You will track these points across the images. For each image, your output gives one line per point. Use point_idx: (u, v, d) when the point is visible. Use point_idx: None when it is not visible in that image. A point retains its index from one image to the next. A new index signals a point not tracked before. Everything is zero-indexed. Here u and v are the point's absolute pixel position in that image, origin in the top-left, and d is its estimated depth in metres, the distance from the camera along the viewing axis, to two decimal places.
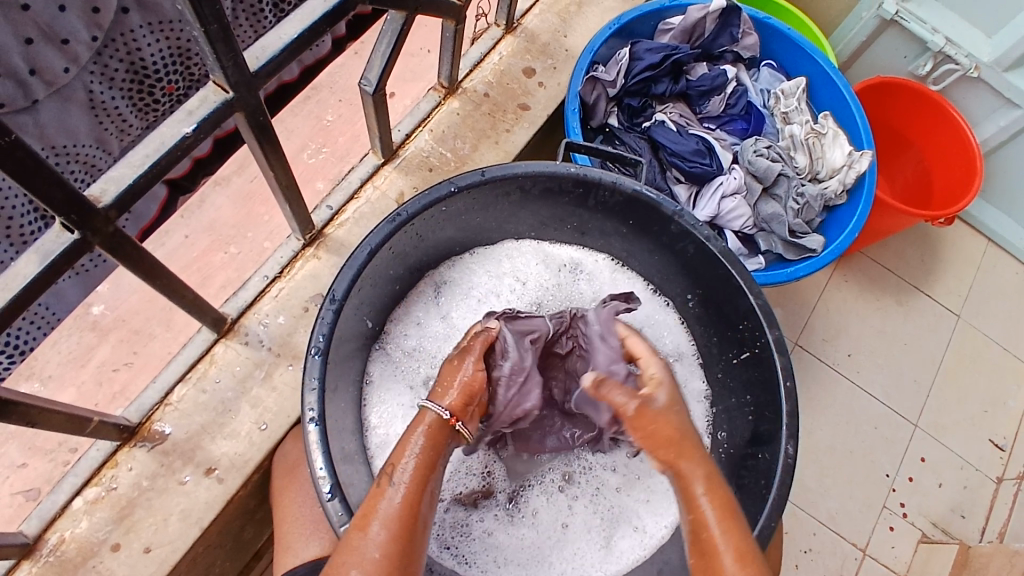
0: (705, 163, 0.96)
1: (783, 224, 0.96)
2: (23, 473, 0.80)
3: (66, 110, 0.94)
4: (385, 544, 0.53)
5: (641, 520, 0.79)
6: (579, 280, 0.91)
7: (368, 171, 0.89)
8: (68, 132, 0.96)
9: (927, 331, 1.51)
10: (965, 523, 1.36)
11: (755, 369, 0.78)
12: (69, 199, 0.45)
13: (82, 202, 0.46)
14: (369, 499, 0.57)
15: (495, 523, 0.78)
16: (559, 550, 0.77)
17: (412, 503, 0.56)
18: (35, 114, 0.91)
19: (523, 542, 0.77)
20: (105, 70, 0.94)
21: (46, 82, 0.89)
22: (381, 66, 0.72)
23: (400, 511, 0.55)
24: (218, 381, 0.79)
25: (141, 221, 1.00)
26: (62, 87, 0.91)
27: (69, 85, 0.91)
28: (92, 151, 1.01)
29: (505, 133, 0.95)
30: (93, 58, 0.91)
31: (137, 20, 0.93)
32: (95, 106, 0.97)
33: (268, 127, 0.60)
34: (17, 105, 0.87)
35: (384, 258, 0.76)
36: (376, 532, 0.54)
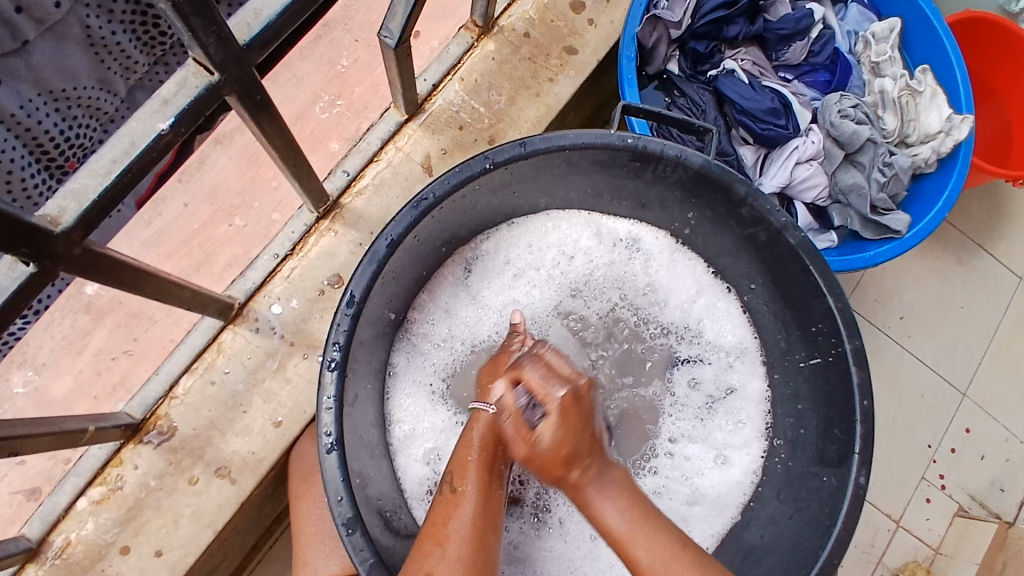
0: (781, 124, 0.83)
1: (864, 197, 0.84)
2: (21, 470, 0.75)
3: (63, 49, 0.83)
4: (463, 556, 0.53)
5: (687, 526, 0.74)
6: (633, 260, 0.80)
7: (390, 130, 0.77)
8: (68, 75, 0.85)
9: (987, 294, 1.39)
10: (1002, 497, 1.31)
11: (828, 379, 0.68)
12: (17, 228, 0.38)
13: (33, 227, 0.39)
14: (438, 512, 0.56)
15: (522, 536, 0.72)
16: (594, 561, 0.72)
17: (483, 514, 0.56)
18: (26, 57, 0.80)
19: (553, 554, 0.72)
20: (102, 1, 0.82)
21: (35, 19, 0.77)
22: (406, 14, 0.59)
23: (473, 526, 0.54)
24: (227, 372, 0.71)
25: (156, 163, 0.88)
26: (55, 24, 0.80)
27: (62, 21, 0.80)
28: (98, 93, 0.91)
29: (549, 83, 0.81)
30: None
31: None
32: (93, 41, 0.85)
33: (269, 105, 0.51)
34: (5, 46, 0.77)
35: (409, 246, 0.66)
36: (454, 551, 0.53)
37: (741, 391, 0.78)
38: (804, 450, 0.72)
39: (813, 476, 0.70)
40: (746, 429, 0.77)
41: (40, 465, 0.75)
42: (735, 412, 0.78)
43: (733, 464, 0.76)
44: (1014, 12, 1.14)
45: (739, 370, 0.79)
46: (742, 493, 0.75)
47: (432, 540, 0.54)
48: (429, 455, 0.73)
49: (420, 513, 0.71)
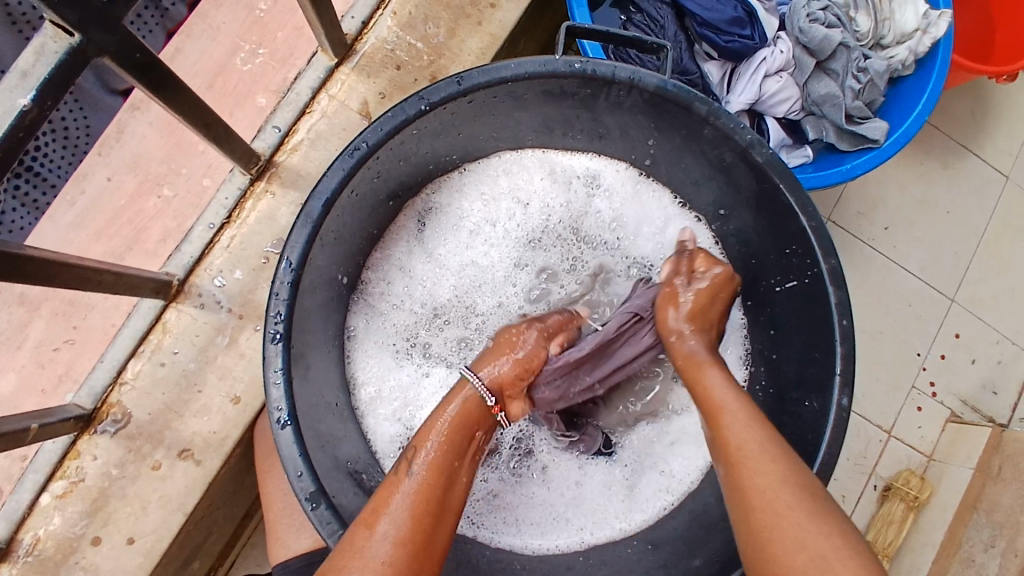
0: (746, 35, 0.76)
1: (839, 106, 0.78)
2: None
3: None
4: (398, 538, 0.45)
5: (669, 463, 0.72)
6: (594, 196, 0.76)
7: (320, 77, 0.71)
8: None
9: (974, 195, 1.35)
10: (996, 400, 1.31)
11: (804, 302, 0.65)
12: None
13: None
14: (383, 488, 0.49)
15: (500, 487, 0.70)
16: (577, 504, 0.71)
17: (429, 496, 0.48)
18: None
19: (534, 500, 0.70)
20: None
21: None
22: None
23: (415, 503, 0.47)
24: (177, 352, 0.68)
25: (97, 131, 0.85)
26: None
27: None
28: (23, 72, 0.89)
29: (490, 9, 0.74)
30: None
31: None
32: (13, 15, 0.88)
33: (157, 61, 0.45)
34: None
35: (347, 205, 0.61)
36: (388, 526, 0.46)
37: None
38: (784, 378, 0.70)
39: (795, 403, 0.67)
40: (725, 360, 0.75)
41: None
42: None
43: None
44: None
45: None
46: None
47: (365, 518, 0.47)
48: (398, 416, 0.71)
49: None
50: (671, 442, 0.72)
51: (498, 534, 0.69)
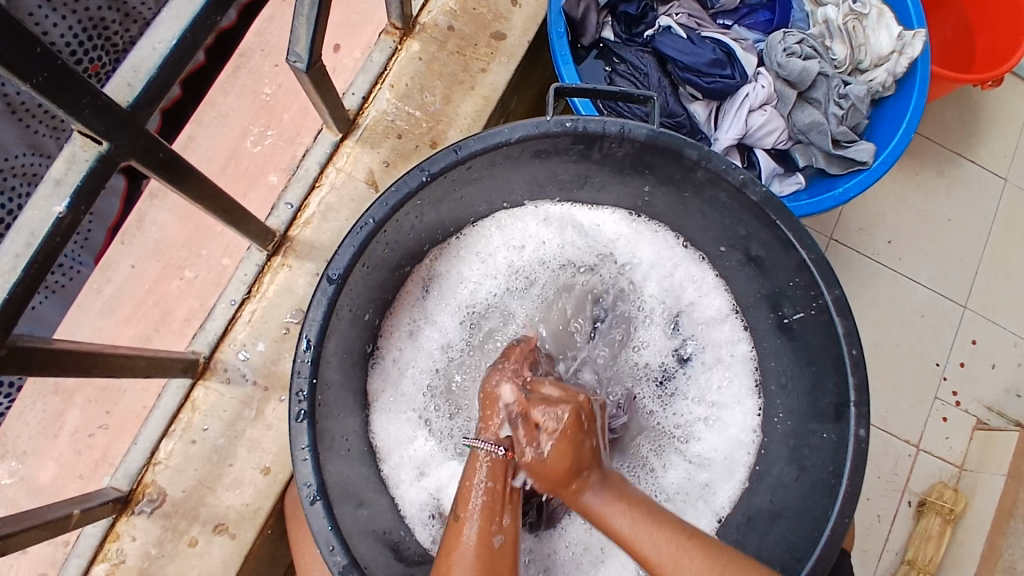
0: (726, 74, 0.80)
1: (824, 133, 0.81)
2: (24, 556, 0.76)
3: None
4: None
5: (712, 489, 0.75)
6: (590, 244, 0.79)
7: (327, 152, 0.75)
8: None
9: (972, 202, 1.37)
10: (1022, 404, 1.30)
11: (812, 330, 0.67)
12: None
13: None
14: (446, 542, 0.54)
15: (549, 542, 0.72)
16: None
17: (489, 541, 0.53)
18: None
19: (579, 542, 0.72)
20: None
21: None
22: (311, 35, 0.57)
23: (479, 550, 0.52)
24: (207, 429, 0.70)
25: (106, 220, 0.81)
26: None
27: None
28: (30, 157, 0.94)
29: (481, 74, 0.78)
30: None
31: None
32: (15, 108, 0.90)
33: (177, 159, 0.49)
34: None
35: (360, 277, 0.64)
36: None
37: (731, 354, 0.77)
38: (801, 403, 0.71)
39: (814, 432, 0.69)
40: (735, 388, 0.77)
41: (42, 550, 0.76)
42: (716, 366, 0.77)
43: (730, 424, 0.76)
44: None
45: (723, 337, 0.78)
46: (747, 453, 0.75)
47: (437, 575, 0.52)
48: (422, 479, 0.72)
49: (424, 536, 0.70)
50: (706, 488, 0.75)
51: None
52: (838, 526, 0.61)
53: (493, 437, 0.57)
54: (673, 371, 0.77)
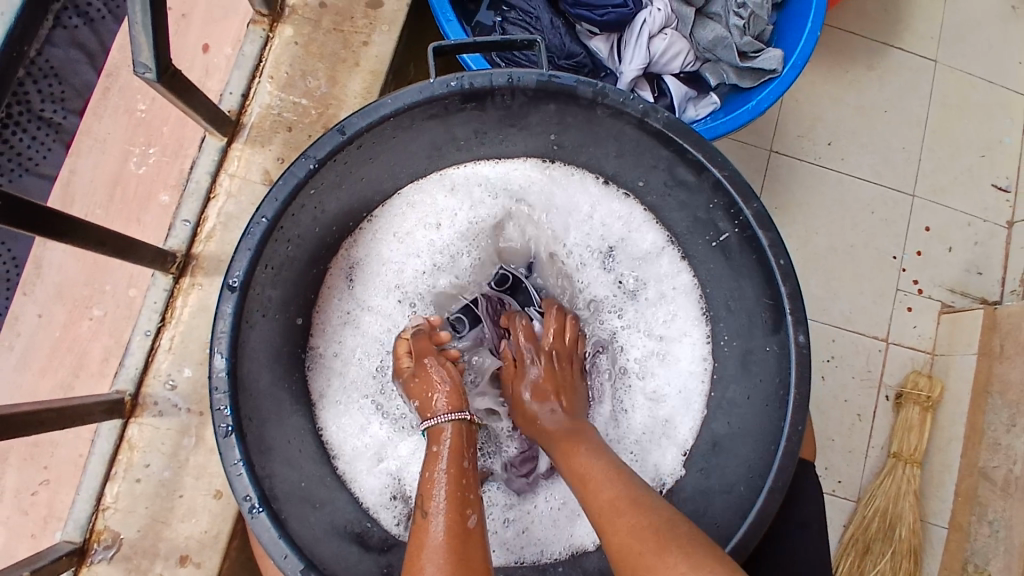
0: (618, 3, 0.76)
1: (729, 48, 0.78)
2: None
3: None
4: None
5: (675, 418, 0.75)
6: (508, 202, 0.78)
7: (215, 160, 0.71)
8: None
9: (907, 88, 1.35)
10: (982, 280, 1.30)
11: (742, 248, 0.66)
12: None
13: None
14: (416, 538, 0.53)
15: (523, 502, 0.72)
16: None
17: (457, 525, 0.53)
18: None
19: (554, 502, 0.72)
20: None
21: None
22: (152, 42, 0.52)
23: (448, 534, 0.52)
24: (149, 465, 0.68)
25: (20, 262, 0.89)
26: None
27: None
28: None
29: (364, 47, 0.74)
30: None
31: None
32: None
33: (18, 200, 0.46)
34: None
35: (267, 280, 0.61)
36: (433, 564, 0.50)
37: (672, 284, 0.76)
38: (742, 324, 0.70)
39: (758, 349, 0.68)
40: (682, 318, 0.76)
41: None
42: (659, 300, 0.76)
43: (682, 354, 0.76)
44: None
45: (661, 270, 0.76)
46: (702, 382, 0.74)
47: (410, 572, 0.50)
48: (379, 467, 0.71)
49: (390, 522, 0.69)
50: (666, 421, 0.75)
51: (525, 541, 0.71)
52: (792, 439, 0.60)
53: (446, 411, 0.62)
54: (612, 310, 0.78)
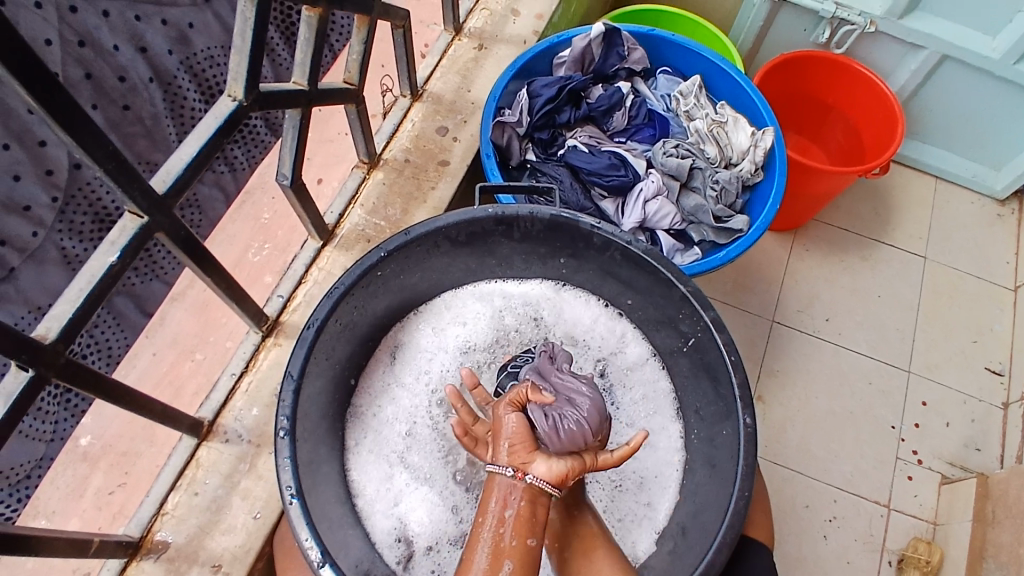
0: (621, 174, 1.03)
1: (707, 212, 1.02)
2: None
3: (45, 269, 1.28)
4: None
5: (649, 499, 0.86)
6: (523, 312, 0.97)
7: (311, 256, 0.95)
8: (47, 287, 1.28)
9: (896, 276, 1.54)
10: (981, 456, 1.36)
11: (706, 350, 0.82)
12: (22, 341, 0.53)
13: (30, 340, 0.54)
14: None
15: None
16: None
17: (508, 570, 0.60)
18: (16, 278, 1.25)
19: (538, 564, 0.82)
20: (72, 225, 1.30)
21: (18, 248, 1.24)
22: (293, 158, 0.79)
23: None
24: (207, 482, 0.83)
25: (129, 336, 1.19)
26: (35, 250, 1.26)
27: (41, 248, 1.27)
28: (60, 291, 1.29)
29: (431, 190, 1.01)
30: (55, 218, 1.26)
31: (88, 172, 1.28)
32: (69, 259, 1.31)
33: (193, 239, 0.68)
34: None
35: (334, 332, 0.81)
36: None
37: (654, 390, 0.92)
38: (709, 417, 0.84)
39: (718, 435, 0.81)
40: (661, 416, 0.90)
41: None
42: (642, 399, 0.92)
43: (658, 447, 0.89)
44: (824, 41, 1.51)
45: (644, 376, 0.93)
46: (675, 471, 0.87)
47: None
48: (391, 513, 0.83)
49: (392, 559, 0.81)
50: (617, 487, 0.87)
51: None
52: (739, 502, 0.72)
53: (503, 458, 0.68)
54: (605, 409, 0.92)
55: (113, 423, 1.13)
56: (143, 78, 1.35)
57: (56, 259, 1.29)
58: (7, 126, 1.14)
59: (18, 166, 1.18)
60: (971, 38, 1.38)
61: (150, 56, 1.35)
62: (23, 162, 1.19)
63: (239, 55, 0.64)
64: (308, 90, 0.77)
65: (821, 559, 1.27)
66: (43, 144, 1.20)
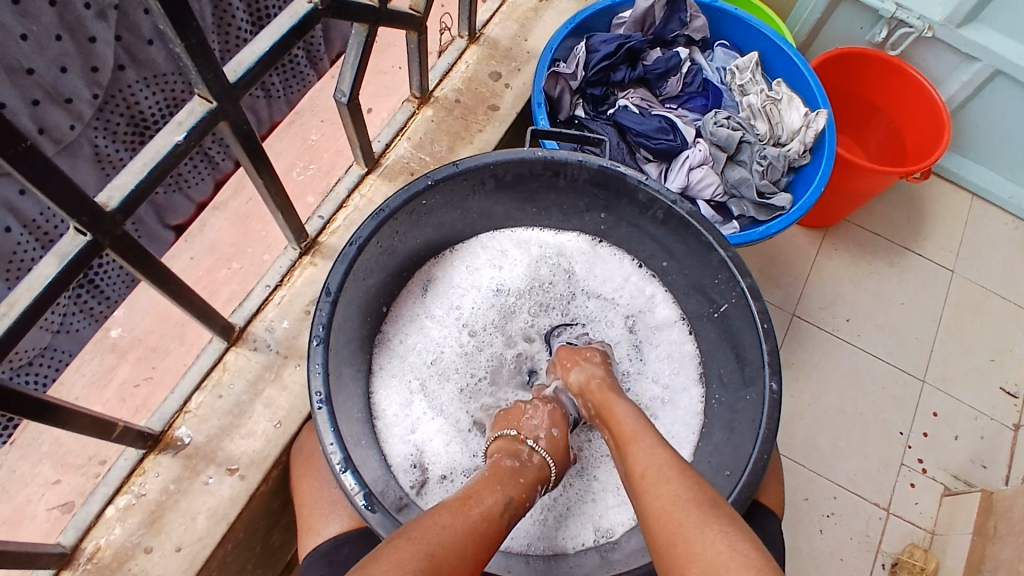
0: (670, 138, 1.03)
1: (751, 186, 1.02)
2: (58, 488, 0.98)
3: (75, 164, 1.24)
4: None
5: None
6: (558, 260, 0.97)
7: (354, 181, 0.96)
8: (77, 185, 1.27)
9: (922, 287, 1.54)
10: (986, 472, 1.37)
11: (738, 316, 0.82)
12: (87, 203, 0.54)
13: (95, 204, 0.54)
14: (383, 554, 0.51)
15: None
16: (602, 506, 0.83)
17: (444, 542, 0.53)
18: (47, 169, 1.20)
19: (550, 505, 0.83)
20: (107, 125, 1.24)
21: (54, 139, 1.17)
22: (354, 76, 0.79)
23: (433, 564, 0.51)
24: (232, 386, 0.84)
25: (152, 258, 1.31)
26: (69, 143, 1.20)
27: (75, 142, 1.20)
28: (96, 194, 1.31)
29: (478, 132, 1.01)
30: (94, 114, 1.19)
31: (133, 75, 1.21)
32: (99, 156, 1.26)
33: (252, 136, 0.69)
34: None
35: (374, 253, 0.82)
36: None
37: (679, 353, 0.92)
38: (733, 384, 0.84)
39: (742, 402, 0.82)
40: (684, 378, 0.91)
41: (74, 483, 0.98)
42: (667, 360, 0.92)
43: (681, 406, 0.89)
44: (879, 41, 1.49)
45: (673, 337, 0.93)
46: (692, 433, 0.88)
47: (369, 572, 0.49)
48: (409, 438, 0.85)
49: (406, 483, 0.82)
50: None
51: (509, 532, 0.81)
52: (757, 465, 0.72)
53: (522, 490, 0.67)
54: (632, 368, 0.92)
55: (146, 318, 1.17)
56: None
57: (88, 155, 1.25)
58: (61, 15, 1.03)
59: (65, 58, 1.08)
60: None
61: None
62: (72, 55, 1.08)
63: None
64: (377, 7, 0.76)
65: (814, 552, 1.28)
66: (94, 41, 1.10)
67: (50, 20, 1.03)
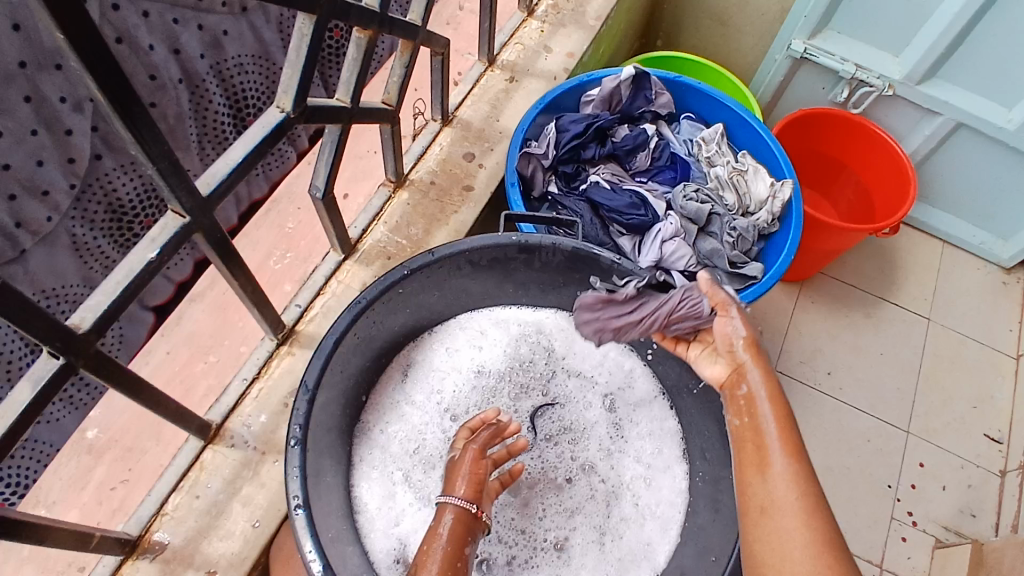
0: (641, 214, 1.05)
1: (722, 257, 1.04)
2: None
3: (55, 255, 1.23)
4: None
5: (651, 541, 0.85)
6: (537, 339, 0.98)
7: (331, 268, 0.97)
8: (56, 274, 1.24)
9: (899, 337, 1.56)
10: (976, 522, 1.36)
11: (716, 393, 0.82)
12: (58, 329, 0.53)
13: (66, 329, 0.54)
14: None
15: None
16: None
17: None
18: (26, 262, 1.19)
19: None
20: (85, 214, 1.23)
21: (31, 232, 1.17)
22: (327, 172, 0.81)
23: None
24: (210, 485, 0.82)
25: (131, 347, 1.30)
26: (46, 234, 1.19)
27: (52, 232, 1.20)
28: (79, 288, 1.29)
29: (453, 213, 1.03)
30: (71, 203, 1.19)
31: (110, 163, 1.21)
32: (79, 246, 1.25)
33: (225, 241, 0.69)
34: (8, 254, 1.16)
35: (350, 345, 0.82)
36: None
37: (660, 429, 0.92)
38: (714, 461, 0.84)
39: (724, 481, 0.81)
40: (666, 456, 0.91)
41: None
42: (648, 437, 0.92)
43: (664, 486, 0.89)
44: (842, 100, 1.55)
45: (653, 413, 0.93)
46: (678, 513, 0.87)
47: None
48: (391, 532, 0.83)
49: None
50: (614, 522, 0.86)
51: None
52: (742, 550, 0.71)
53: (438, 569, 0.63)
54: (614, 447, 0.91)
55: (123, 414, 1.07)
56: (173, 77, 1.26)
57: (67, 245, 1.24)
58: (37, 110, 1.06)
59: (42, 151, 1.10)
60: (986, 109, 1.40)
61: (183, 59, 1.26)
62: (49, 148, 1.11)
63: (291, 68, 0.66)
64: (349, 107, 0.78)
65: None
66: (70, 133, 1.12)
67: (25, 116, 1.05)
